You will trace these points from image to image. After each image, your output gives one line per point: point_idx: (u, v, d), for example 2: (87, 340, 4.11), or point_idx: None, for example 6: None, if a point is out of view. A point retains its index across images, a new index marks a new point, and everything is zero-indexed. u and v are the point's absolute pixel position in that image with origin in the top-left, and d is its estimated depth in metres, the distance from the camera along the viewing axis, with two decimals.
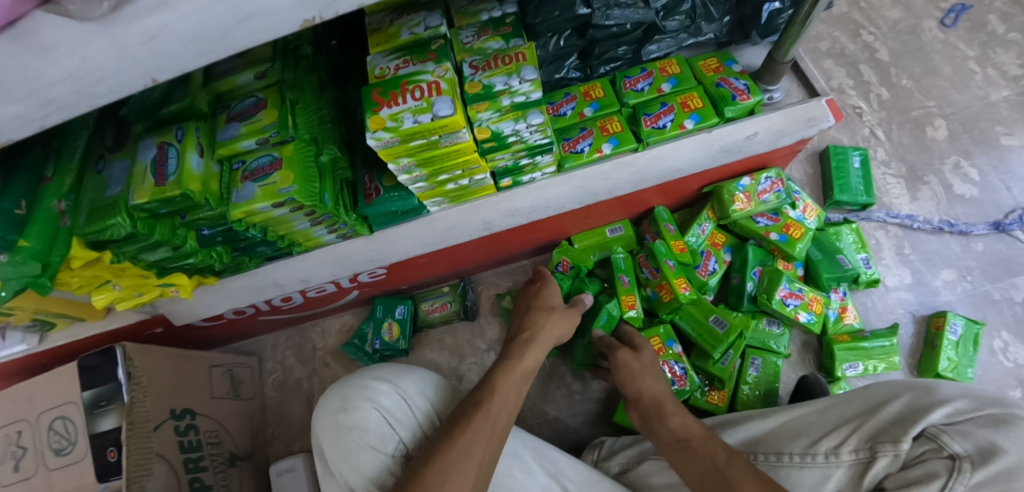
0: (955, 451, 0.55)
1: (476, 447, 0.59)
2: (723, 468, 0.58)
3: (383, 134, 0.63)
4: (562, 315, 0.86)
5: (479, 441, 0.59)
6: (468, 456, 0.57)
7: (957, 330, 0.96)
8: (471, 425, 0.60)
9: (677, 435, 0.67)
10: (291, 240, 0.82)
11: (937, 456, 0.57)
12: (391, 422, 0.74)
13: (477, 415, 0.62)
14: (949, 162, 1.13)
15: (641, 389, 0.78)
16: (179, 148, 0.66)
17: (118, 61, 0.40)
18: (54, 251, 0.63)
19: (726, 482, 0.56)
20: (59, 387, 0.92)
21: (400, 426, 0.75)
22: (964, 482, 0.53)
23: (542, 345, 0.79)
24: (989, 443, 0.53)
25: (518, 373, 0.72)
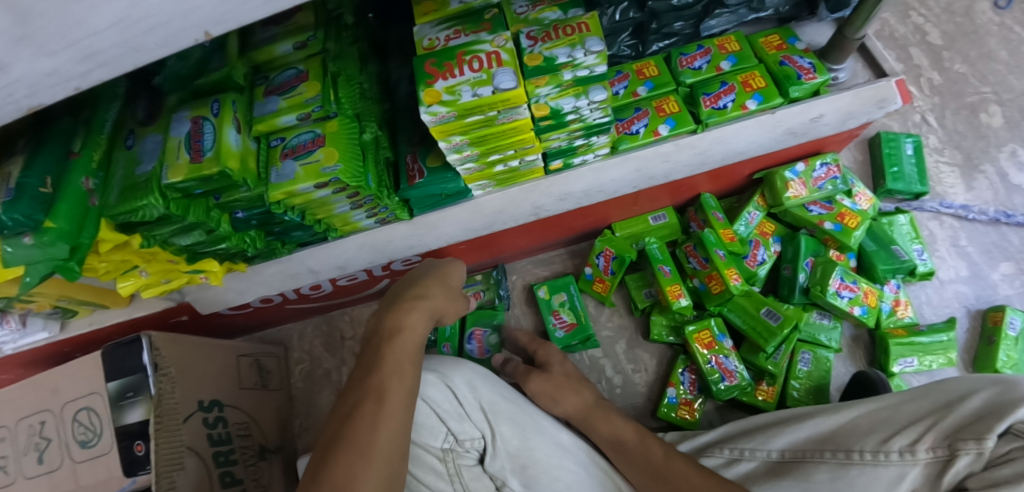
0: None
1: (372, 445, 0.47)
2: None
3: (438, 108, 0.58)
4: (440, 279, 0.71)
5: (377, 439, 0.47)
6: (366, 457, 0.46)
7: (1016, 324, 0.92)
8: (368, 405, 0.50)
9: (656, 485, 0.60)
10: (328, 224, 0.76)
11: None
12: (442, 415, 0.73)
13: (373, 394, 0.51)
14: (1005, 150, 1.07)
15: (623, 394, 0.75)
16: (216, 122, 0.61)
17: (172, 8, 0.35)
18: (84, 233, 0.58)
19: None
20: (83, 376, 0.87)
21: (450, 417, 0.73)
22: None
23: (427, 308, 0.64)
24: None
25: (407, 338, 0.59)
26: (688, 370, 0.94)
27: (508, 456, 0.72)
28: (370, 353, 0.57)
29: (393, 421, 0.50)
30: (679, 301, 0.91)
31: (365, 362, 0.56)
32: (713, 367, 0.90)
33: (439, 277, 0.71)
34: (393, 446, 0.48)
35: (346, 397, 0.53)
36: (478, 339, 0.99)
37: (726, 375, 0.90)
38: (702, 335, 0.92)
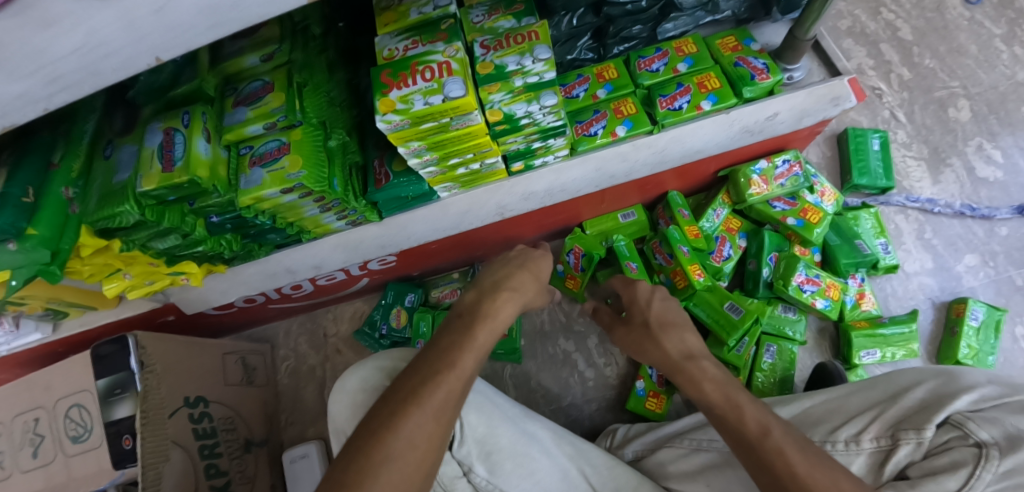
0: (981, 439, 0.53)
1: (444, 412, 0.48)
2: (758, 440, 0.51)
3: (393, 117, 0.61)
4: (531, 274, 0.71)
5: (448, 405, 0.49)
6: (433, 420, 0.47)
7: (978, 316, 0.94)
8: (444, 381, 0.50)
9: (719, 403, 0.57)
10: (300, 227, 0.80)
11: (964, 444, 0.55)
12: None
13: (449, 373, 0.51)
14: (972, 144, 1.09)
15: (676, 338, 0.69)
16: (186, 133, 0.64)
17: (124, 36, 0.38)
18: (65, 239, 0.62)
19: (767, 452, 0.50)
20: (75, 374, 0.92)
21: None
22: (991, 470, 0.51)
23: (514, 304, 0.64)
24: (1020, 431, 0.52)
25: (489, 326, 0.59)
26: None
27: (475, 442, 0.74)
28: (457, 327, 0.58)
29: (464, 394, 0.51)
30: None
31: (447, 335, 0.56)
32: None
33: (532, 268, 0.72)
34: (457, 417, 0.50)
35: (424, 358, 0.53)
36: None
37: None
38: None
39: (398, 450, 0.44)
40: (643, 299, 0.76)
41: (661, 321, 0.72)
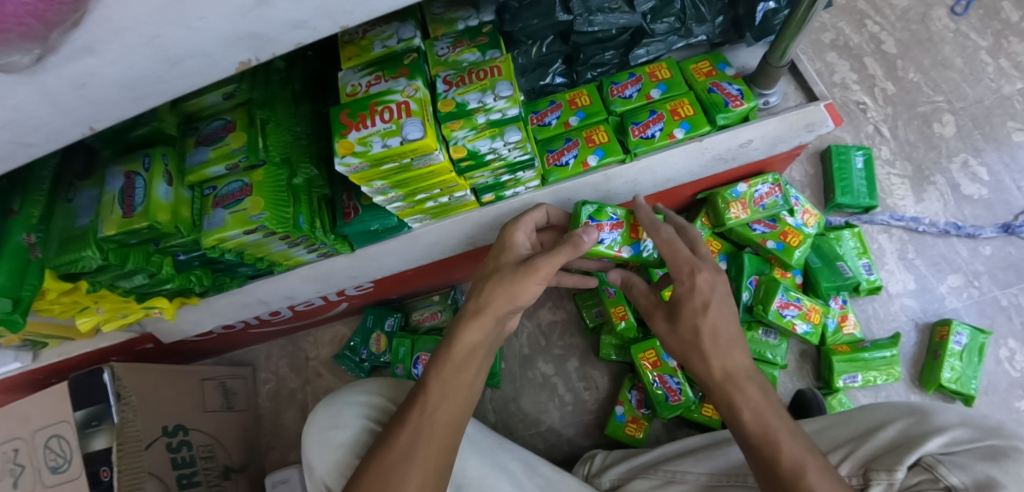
0: (952, 484, 0.52)
1: (419, 444, 0.53)
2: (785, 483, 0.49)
3: (351, 160, 0.60)
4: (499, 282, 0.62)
5: (421, 441, 0.53)
6: (405, 464, 0.51)
7: (962, 340, 0.93)
8: (404, 427, 0.54)
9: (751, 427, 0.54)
10: (269, 261, 0.80)
11: (934, 487, 0.54)
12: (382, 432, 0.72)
13: (410, 414, 0.55)
14: (957, 160, 1.11)
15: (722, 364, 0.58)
16: (147, 177, 0.64)
17: (51, 110, 0.38)
18: (25, 285, 0.61)
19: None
20: (51, 406, 0.92)
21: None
22: None
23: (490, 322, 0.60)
24: (988, 478, 0.51)
25: (456, 354, 0.59)
26: (635, 388, 0.97)
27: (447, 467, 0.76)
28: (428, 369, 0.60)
29: (434, 429, 0.54)
30: (621, 322, 0.95)
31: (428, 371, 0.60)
32: (658, 386, 0.92)
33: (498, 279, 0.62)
34: (434, 452, 0.53)
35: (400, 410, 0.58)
36: (423, 364, 1.00)
37: (670, 394, 0.91)
38: (648, 354, 0.93)
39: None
40: (700, 296, 0.61)
41: (716, 336, 0.59)
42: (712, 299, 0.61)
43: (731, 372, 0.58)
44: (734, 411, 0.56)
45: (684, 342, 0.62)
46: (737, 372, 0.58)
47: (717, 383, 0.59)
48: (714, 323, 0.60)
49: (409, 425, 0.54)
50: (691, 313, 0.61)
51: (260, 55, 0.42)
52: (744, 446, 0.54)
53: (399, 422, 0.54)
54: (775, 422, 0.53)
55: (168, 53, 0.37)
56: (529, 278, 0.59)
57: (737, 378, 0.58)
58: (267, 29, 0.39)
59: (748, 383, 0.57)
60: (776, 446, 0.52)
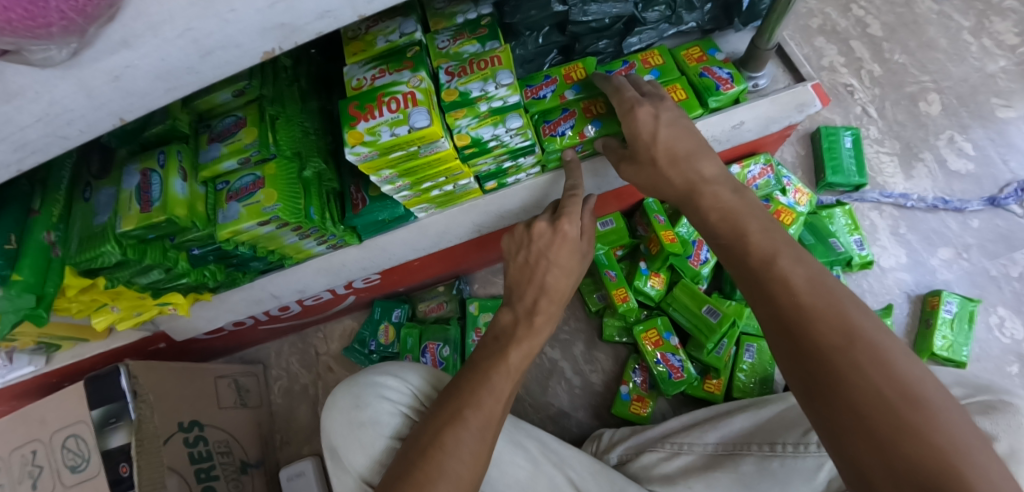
0: None
1: (487, 428, 0.58)
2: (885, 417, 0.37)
3: (361, 149, 0.62)
4: (560, 270, 0.72)
5: (489, 425, 0.59)
6: (479, 436, 0.57)
7: (953, 308, 0.97)
8: (477, 409, 0.59)
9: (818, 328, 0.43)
10: (281, 254, 0.82)
11: None
12: (408, 412, 0.75)
13: (483, 397, 0.60)
14: (944, 137, 1.16)
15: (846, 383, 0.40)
16: (162, 173, 0.66)
17: (86, 102, 0.40)
18: (49, 282, 0.63)
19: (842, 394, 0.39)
20: (68, 407, 0.94)
21: (415, 413, 0.76)
22: None
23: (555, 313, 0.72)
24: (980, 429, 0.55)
25: (523, 350, 0.67)
26: (639, 368, 1.00)
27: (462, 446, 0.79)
28: (494, 351, 0.67)
29: (502, 410, 0.61)
30: (624, 303, 0.98)
31: (486, 358, 0.66)
32: (661, 365, 0.95)
33: (550, 267, 0.72)
34: (496, 431, 0.60)
35: (458, 385, 0.63)
36: (432, 352, 1.02)
37: (672, 371, 0.95)
38: (650, 334, 0.98)
39: (440, 461, 0.55)
40: (647, 131, 0.66)
41: (672, 155, 0.64)
42: (783, 249, 0.51)
43: (842, 321, 0.42)
44: (841, 401, 0.39)
45: (767, 292, 0.48)
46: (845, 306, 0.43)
47: (795, 330, 0.44)
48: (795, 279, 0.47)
49: (482, 411, 0.59)
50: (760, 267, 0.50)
51: (286, 44, 0.44)
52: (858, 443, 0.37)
53: (473, 399, 0.60)
54: (878, 357, 0.39)
55: (200, 45, 0.40)
56: (576, 258, 0.75)
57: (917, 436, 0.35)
58: (294, 19, 0.41)
59: (871, 341, 0.41)
60: (914, 437, 0.35)
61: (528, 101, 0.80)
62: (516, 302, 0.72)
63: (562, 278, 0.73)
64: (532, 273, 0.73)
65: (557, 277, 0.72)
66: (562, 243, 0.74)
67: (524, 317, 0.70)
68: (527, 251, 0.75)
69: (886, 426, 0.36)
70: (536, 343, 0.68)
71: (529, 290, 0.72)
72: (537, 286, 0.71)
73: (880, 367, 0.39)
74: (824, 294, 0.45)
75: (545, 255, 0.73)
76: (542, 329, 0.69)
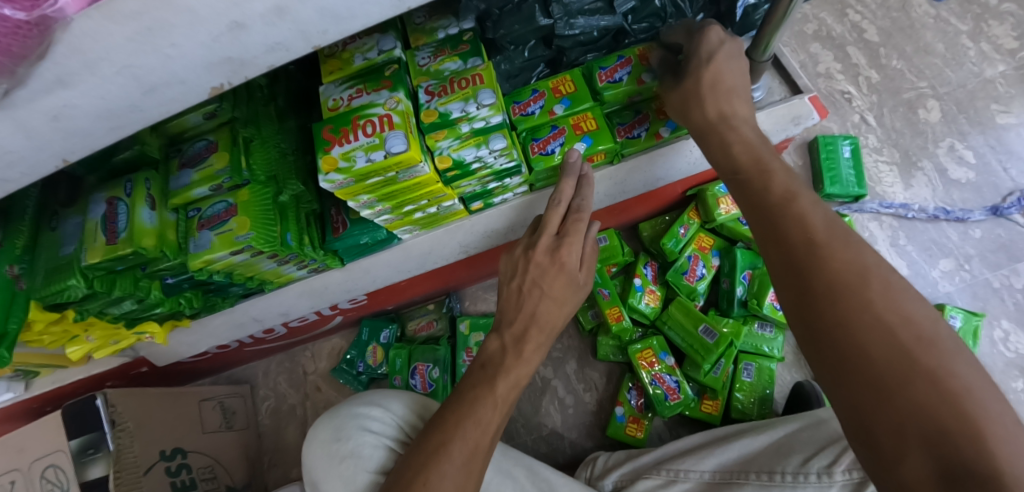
0: None
1: (472, 462, 0.56)
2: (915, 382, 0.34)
3: (335, 176, 0.60)
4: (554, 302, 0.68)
5: (474, 460, 0.56)
6: (464, 471, 0.55)
7: (956, 323, 0.94)
8: (461, 440, 0.56)
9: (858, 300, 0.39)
10: (260, 279, 0.79)
11: None
12: (392, 446, 0.72)
13: (467, 426, 0.57)
14: (943, 145, 1.13)
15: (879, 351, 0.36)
16: (129, 202, 0.63)
17: (25, 143, 0.37)
18: (12, 318, 0.60)
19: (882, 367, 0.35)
20: (47, 435, 0.91)
21: (399, 446, 0.73)
22: None
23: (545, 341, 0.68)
24: None
25: (510, 380, 0.63)
26: (634, 388, 0.97)
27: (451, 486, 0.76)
28: (478, 381, 0.63)
29: (489, 441, 0.59)
30: (619, 323, 0.95)
31: (471, 388, 0.62)
32: (656, 386, 0.92)
33: (543, 292, 0.68)
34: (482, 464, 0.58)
35: (443, 415, 0.60)
36: (421, 374, 0.99)
37: (668, 392, 0.92)
38: (646, 354, 0.95)
39: None
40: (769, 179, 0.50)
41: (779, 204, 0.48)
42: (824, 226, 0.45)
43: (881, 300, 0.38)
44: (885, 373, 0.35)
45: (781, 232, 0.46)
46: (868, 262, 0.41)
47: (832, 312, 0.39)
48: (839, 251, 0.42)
49: (466, 443, 0.56)
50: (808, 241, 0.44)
51: (236, 78, 0.41)
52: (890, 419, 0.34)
53: (458, 430, 0.57)
54: (921, 335, 0.36)
55: (143, 82, 0.37)
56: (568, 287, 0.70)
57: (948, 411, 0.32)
58: (241, 52, 0.38)
59: (909, 317, 0.37)
60: (957, 410, 0.32)
61: (516, 117, 0.76)
62: (504, 329, 0.67)
63: (553, 307, 0.68)
64: (523, 298, 0.68)
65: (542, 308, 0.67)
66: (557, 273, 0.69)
67: (512, 346, 0.65)
68: (520, 278, 0.69)
69: (938, 404, 0.32)
70: (525, 373, 0.65)
71: (520, 317, 0.67)
72: (527, 315, 0.67)
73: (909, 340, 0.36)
74: (848, 247, 0.42)
75: (539, 283, 0.68)
76: (530, 359, 0.65)
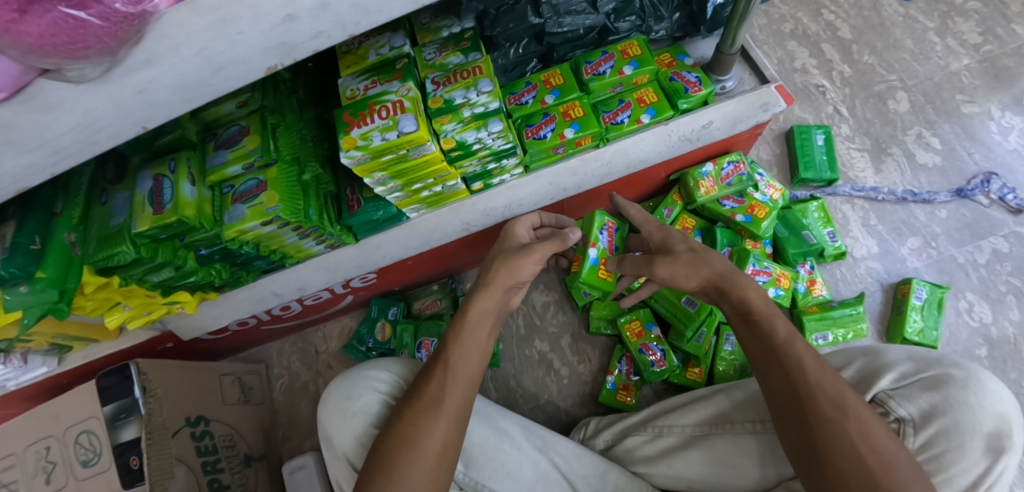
0: (901, 416, 0.61)
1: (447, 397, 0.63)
2: (851, 436, 0.52)
3: (355, 153, 0.68)
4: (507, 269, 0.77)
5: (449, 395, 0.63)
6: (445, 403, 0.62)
7: (922, 295, 1.02)
8: (438, 380, 0.65)
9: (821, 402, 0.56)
10: (282, 253, 0.88)
11: (884, 420, 0.62)
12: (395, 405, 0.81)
13: (438, 368, 0.66)
14: (912, 133, 1.22)
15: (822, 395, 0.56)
16: (173, 179, 0.72)
17: (114, 111, 0.46)
18: (70, 278, 0.69)
19: (833, 425, 0.54)
20: (82, 402, 0.99)
21: None
22: (909, 444, 0.60)
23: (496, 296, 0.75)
24: (932, 407, 0.59)
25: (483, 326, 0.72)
26: (625, 358, 1.05)
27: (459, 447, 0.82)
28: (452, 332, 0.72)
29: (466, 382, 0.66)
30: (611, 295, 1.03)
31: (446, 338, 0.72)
32: (644, 354, 1.00)
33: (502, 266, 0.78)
34: (465, 405, 0.64)
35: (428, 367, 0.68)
36: (426, 347, 1.07)
37: (655, 361, 1.00)
38: (633, 325, 1.04)
39: (411, 431, 0.59)
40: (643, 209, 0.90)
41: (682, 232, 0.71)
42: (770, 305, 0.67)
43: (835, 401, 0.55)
44: (829, 430, 0.54)
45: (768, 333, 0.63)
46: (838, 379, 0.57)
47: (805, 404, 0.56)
48: (778, 324, 0.64)
49: (439, 381, 0.64)
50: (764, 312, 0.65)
51: (286, 60, 0.50)
52: (829, 455, 0.53)
53: (432, 373, 0.65)
54: (846, 410, 0.54)
55: (213, 62, 0.45)
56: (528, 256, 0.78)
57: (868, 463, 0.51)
58: (292, 38, 0.47)
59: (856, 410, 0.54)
60: (889, 476, 0.50)
61: (512, 106, 0.86)
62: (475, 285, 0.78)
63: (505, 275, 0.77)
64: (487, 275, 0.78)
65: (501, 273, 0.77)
66: (524, 257, 0.78)
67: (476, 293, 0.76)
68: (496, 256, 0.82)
69: (860, 452, 0.52)
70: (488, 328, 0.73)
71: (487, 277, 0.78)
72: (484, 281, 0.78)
73: (856, 420, 0.53)
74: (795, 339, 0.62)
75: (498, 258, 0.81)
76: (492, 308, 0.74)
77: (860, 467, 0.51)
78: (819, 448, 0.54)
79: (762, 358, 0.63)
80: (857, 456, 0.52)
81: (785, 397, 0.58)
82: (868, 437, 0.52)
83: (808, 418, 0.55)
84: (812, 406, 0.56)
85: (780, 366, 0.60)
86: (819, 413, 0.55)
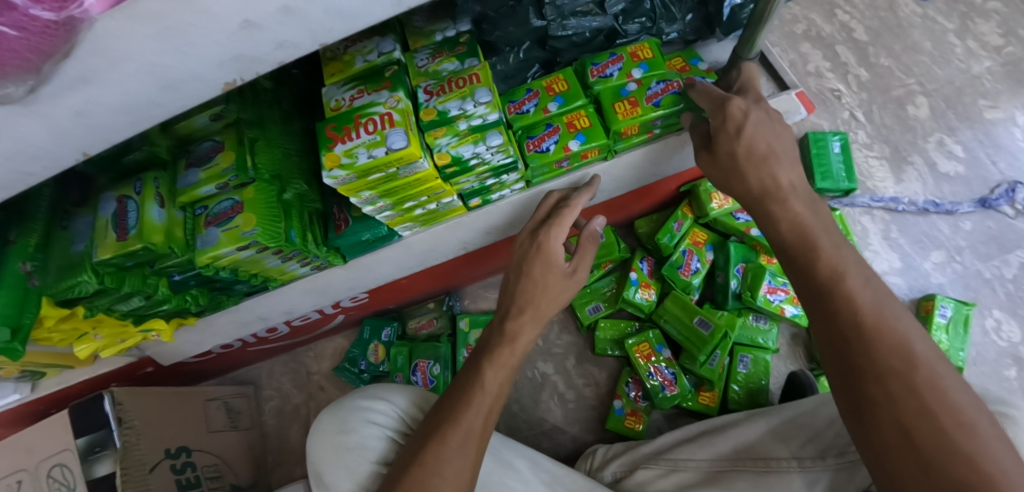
0: None
1: (468, 445, 0.57)
2: (918, 393, 0.44)
3: (339, 172, 0.62)
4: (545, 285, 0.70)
5: (469, 443, 0.57)
6: (464, 451, 0.56)
7: (947, 312, 0.96)
8: (454, 428, 0.57)
9: (885, 352, 0.46)
10: (265, 276, 0.81)
11: None
12: (392, 437, 0.74)
13: (465, 414, 0.58)
14: (933, 140, 1.16)
15: (885, 347, 0.47)
16: (139, 201, 0.65)
17: (48, 138, 0.39)
18: (26, 313, 0.61)
19: (896, 384, 0.45)
20: (54, 434, 0.92)
21: (401, 437, 0.75)
22: None
23: (536, 319, 0.69)
24: None
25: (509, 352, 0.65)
26: (633, 381, 0.98)
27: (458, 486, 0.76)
28: (472, 366, 0.65)
29: (487, 424, 0.60)
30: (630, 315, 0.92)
31: (464, 374, 0.65)
32: (655, 378, 0.94)
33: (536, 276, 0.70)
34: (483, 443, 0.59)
35: (443, 404, 0.62)
36: (422, 370, 1.01)
37: (666, 385, 0.94)
38: (642, 347, 0.97)
39: (431, 481, 0.54)
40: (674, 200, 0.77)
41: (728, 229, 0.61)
42: (852, 267, 0.52)
43: (904, 353, 0.46)
44: (887, 393, 0.45)
45: (830, 306, 0.51)
46: (915, 351, 0.46)
47: (865, 358, 0.47)
48: (859, 293, 0.50)
49: (461, 428, 0.57)
50: (828, 283, 0.51)
51: (247, 74, 0.43)
52: (887, 416, 0.45)
53: (454, 416, 0.58)
54: (913, 366, 0.45)
55: (161, 78, 0.39)
56: (568, 291, 0.72)
57: (946, 430, 0.42)
58: (252, 49, 0.41)
59: (930, 368, 0.45)
60: (968, 461, 0.40)
61: (512, 116, 0.79)
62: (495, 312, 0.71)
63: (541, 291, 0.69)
64: (517, 287, 0.70)
65: (535, 292, 0.69)
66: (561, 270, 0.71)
67: (497, 326, 0.69)
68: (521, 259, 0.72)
69: (925, 419, 0.43)
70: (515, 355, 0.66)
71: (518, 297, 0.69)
72: (512, 297, 0.70)
73: (929, 384, 0.44)
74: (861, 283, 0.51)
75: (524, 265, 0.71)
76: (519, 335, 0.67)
77: (932, 433, 0.42)
78: (872, 406, 0.46)
79: (828, 339, 0.51)
80: (927, 420, 0.43)
81: (832, 344, 0.50)
82: (946, 398, 0.43)
83: (863, 369, 0.47)
84: (867, 356, 0.47)
85: (830, 306, 0.51)
86: (876, 364, 0.46)
